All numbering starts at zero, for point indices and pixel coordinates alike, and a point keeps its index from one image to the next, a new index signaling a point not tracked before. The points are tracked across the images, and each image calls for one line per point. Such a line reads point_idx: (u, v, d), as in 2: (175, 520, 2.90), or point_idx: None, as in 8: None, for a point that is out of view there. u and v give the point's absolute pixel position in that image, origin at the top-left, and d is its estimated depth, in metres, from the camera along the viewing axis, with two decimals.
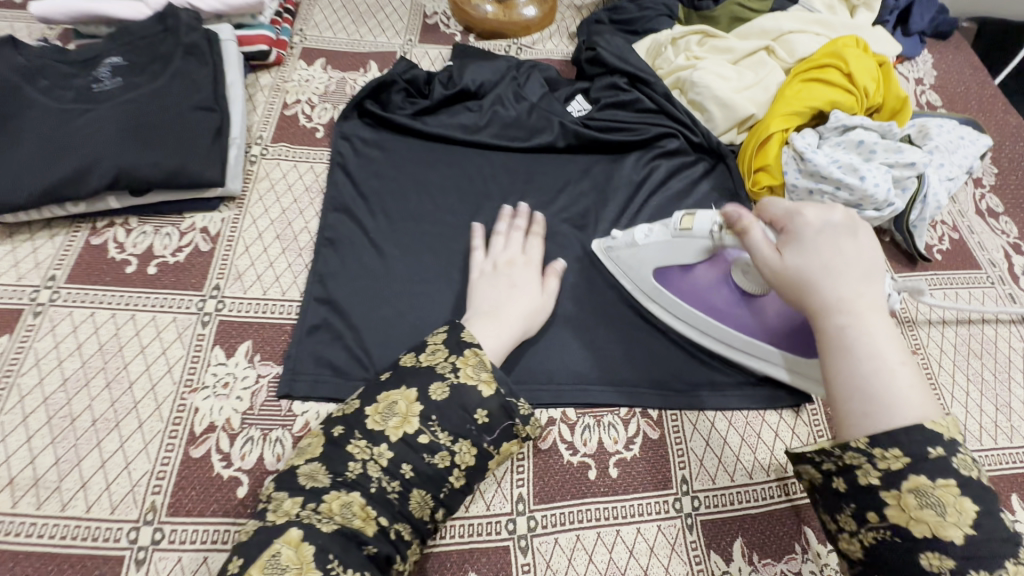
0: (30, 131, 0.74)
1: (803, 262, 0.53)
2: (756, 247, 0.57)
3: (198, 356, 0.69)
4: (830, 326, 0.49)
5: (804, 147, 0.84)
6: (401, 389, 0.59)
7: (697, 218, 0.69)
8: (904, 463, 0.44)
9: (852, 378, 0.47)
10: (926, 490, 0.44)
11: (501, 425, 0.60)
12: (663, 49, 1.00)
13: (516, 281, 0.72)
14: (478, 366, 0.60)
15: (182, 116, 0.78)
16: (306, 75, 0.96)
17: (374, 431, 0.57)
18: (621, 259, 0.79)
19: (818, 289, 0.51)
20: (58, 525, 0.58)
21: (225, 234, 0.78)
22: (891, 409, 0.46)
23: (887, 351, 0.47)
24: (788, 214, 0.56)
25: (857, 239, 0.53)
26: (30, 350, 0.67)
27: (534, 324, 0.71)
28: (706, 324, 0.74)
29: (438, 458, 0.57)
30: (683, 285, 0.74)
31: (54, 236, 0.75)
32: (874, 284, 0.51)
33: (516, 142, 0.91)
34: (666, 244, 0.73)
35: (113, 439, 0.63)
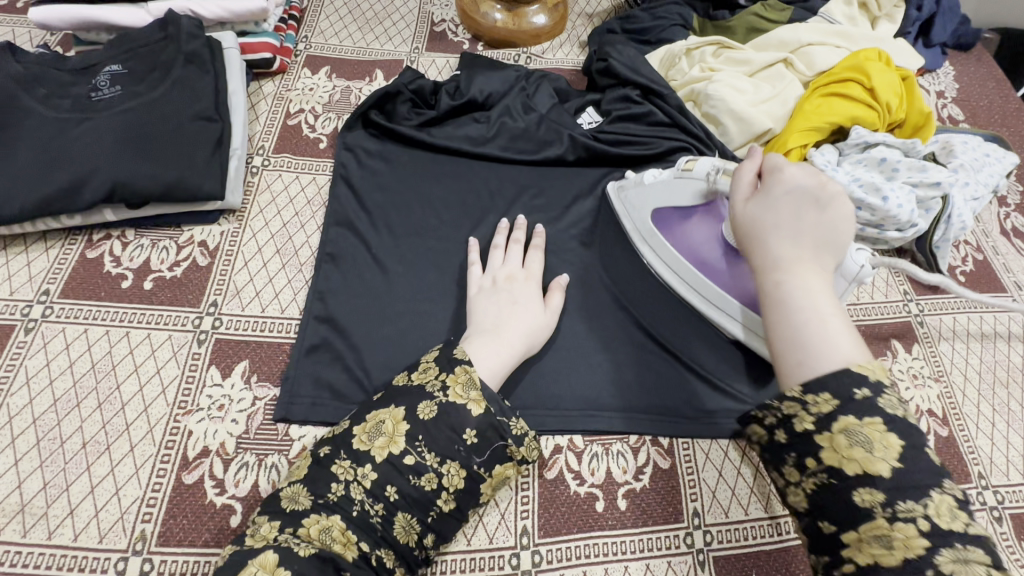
0: (26, 140, 0.72)
1: (761, 218, 0.55)
2: (733, 198, 0.59)
3: (193, 375, 0.66)
4: (769, 281, 0.52)
5: (824, 164, 0.81)
6: (388, 407, 0.57)
7: (700, 160, 0.70)
8: (833, 404, 0.45)
9: (782, 330, 0.50)
10: (855, 428, 0.43)
11: (491, 447, 0.56)
12: (678, 60, 0.97)
13: (517, 297, 0.69)
14: (467, 385, 0.57)
15: (180, 127, 0.76)
16: (310, 84, 0.94)
17: (358, 451, 0.54)
18: (629, 200, 0.81)
19: (765, 246, 0.53)
20: (44, 555, 0.56)
21: (224, 248, 0.76)
22: (815, 361, 0.47)
23: (820, 308, 0.49)
24: (772, 169, 0.57)
25: (824, 204, 0.53)
26: (20, 367, 0.65)
27: (537, 344, 0.68)
28: (690, 274, 0.73)
29: (424, 480, 0.54)
30: (677, 230, 0.74)
31: (49, 249, 0.73)
32: (828, 244, 0.52)
33: (523, 154, 0.88)
34: (668, 185, 0.74)
35: (103, 464, 0.60)
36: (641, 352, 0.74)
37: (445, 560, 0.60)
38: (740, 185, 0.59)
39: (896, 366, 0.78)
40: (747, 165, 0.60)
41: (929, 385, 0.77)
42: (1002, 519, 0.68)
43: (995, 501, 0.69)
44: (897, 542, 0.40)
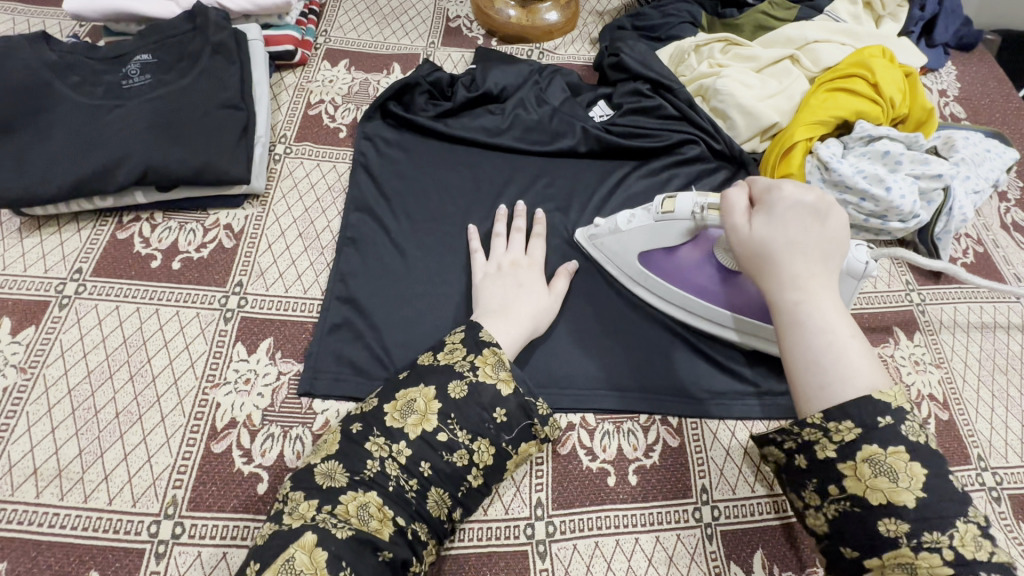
0: (62, 125, 0.75)
1: (769, 237, 0.55)
2: (731, 221, 0.59)
3: (221, 351, 0.69)
4: (788, 302, 0.52)
5: (828, 156, 0.84)
6: (419, 386, 0.59)
7: (678, 200, 0.69)
8: (857, 434, 0.47)
9: (805, 353, 0.50)
10: (878, 458, 0.46)
11: (520, 425, 0.60)
12: (687, 56, 1.00)
13: (522, 281, 0.72)
14: (497, 366, 0.60)
15: (209, 115, 0.79)
16: (330, 76, 0.96)
17: (392, 429, 0.56)
18: (606, 246, 0.79)
19: (779, 266, 0.53)
20: (81, 517, 0.58)
21: (248, 231, 0.79)
22: (842, 383, 0.48)
23: (840, 328, 0.50)
24: (766, 190, 0.58)
25: (824, 223, 0.55)
26: (55, 341, 0.68)
27: (542, 324, 0.70)
28: (692, 304, 0.75)
29: (456, 456, 0.56)
30: (668, 266, 0.75)
31: (81, 230, 0.76)
32: (829, 263, 0.54)
33: (537, 146, 0.91)
34: (650, 228, 0.73)
35: (136, 432, 0.63)
36: (653, 336, 0.77)
37: (463, 528, 0.62)
38: (737, 208, 0.59)
39: (899, 352, 0.80)
40: (737, 188, 0.61)
41: (930, 371, 0.79)
42: (1001, 499, 0.70)
43: (994, 481, 0.71)
44: (921, 569, 0.43)
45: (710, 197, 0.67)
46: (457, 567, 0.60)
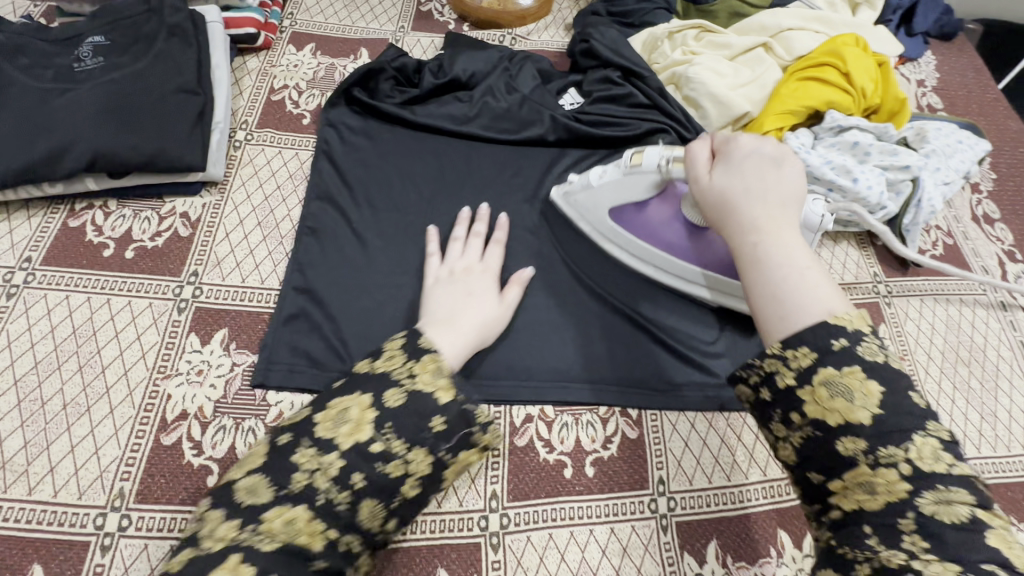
0: (8, 108, 0.72)
1: (726, 184, 0.57)
2: (693, 174, 0.61)
3: (173, 342, 0.68)
4: (747, 241, 0.53)
5: (798, 147, 0.83)
6: (354, 394, 0.54)
7: (646, 153, 0.70)
8: (812, 358, 0.44)
9: (763, 283, 0.50)
10: (834, 379, 0.43)
11: (459, 434, 0.55)
12: (660, 43, 0.98)
13: (473, 289, 0.70)
14: (436, 373, 0.56)
15: (164, 100, 0.77)
16: (295, 60, 0.94)
17: (318, 439, 0.52)
18: (579, 203, 0.81)
19: (736, 207, 0.55)
20: (24, 510, 0.57)
21: (206, 220, 0.77)
22: (800, 309, 0.47)
23: (796, 259, 0.50)
24: (725, 144, 0.61)
25: (780, 170, 0.57)
26: (3, 330, 0.66)
27: (490, 335, 0.68)
28: (665, 262, 0.78)
29: (391, 467, 0.52)
30: (639, 223, 0.77)
31: (31, 218, 0.74)
32: (788, 206, 0.55)
33: (505, 134, 0.89)
34: (619, 182, 0.74)
35: (84, 424, 0.62)
36: (617, 329, 0.76)
37: (416, 521, 0.62)
38: (698, 160, 0.61)
39: None
40: (700, 144, 0.63)
41: None
42: None
43: None
44: (881, 488, 0.40)
45: (676, 150, 0.69)
46: (409, 559, 0.60)
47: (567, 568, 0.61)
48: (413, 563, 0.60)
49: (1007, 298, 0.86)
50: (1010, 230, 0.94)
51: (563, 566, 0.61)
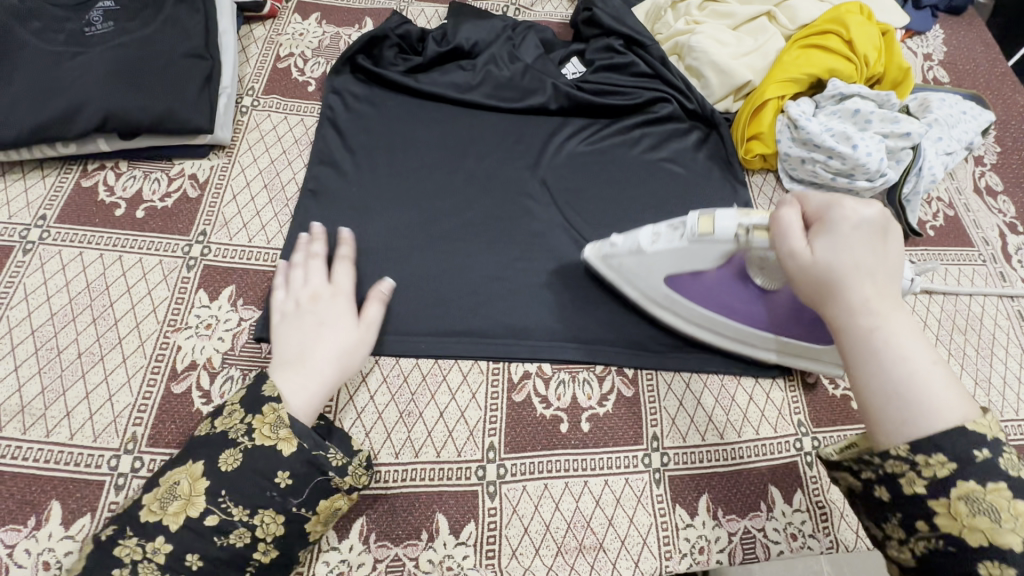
0: (21, 70, 0.74)
1: (834, 259, 0.47)
2: (784, 243, 0.51)
3: (183, 297, 0.70)
4: (861, 328, 0.45)
5: (798, 114, 0.84)
6: (185, 465, 0.55)
7: (717, 221, 0.60)
8: (950, 469, 0.41)
9: (885, 382, 0.43)
10: (976, 496, 0.40)
11: (310, 484, 0.56)
12: (664, 14, 0.98)
13: (322, 317, 0.65)
14: (275, 424, 0.57)
15: (172, 64, 0.79)
16: (301, 29, 0.95)
17: (146, 522, 0.53)
18: (626, 265, 0.71)
19: (846, 287, 0.46)
20: (43, 450, 0.60)
21: (214, 181, 0.79)
22: (928, 413, 0.42)
23: (920, 354, 0.44)
24: (823, 208, 0.50)
25: (888, 234, 0.48)
26: (19, 284, 0.69)
27: (355, 361, 0.64)
28: (727, 326, 0.71)
29: (234, 537, 0.54)
30: (697, 289, 0.69)
31: (46, 177, 0.76)
32: (896, 279, 0.47)
33: (507, 102, 0.90)
34: (679, 250, 0.64)
35: (98, 372, 0.65)
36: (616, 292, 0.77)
37: (414, 468, 0.64)
38: (790, 225, 0.51)
39: None
40: (787, 207, 0.52)
41: None
42: None
43: None
44: None
45: (753, 215, 0.59)
46: (408, 504, 0.62)
47: (562, 516, 0.63)
48: (411, 509, 0.62)
49: (1007, 268, 0.86)
50: (1012, 202, 0.94)
51: (558, 514, 0.63)
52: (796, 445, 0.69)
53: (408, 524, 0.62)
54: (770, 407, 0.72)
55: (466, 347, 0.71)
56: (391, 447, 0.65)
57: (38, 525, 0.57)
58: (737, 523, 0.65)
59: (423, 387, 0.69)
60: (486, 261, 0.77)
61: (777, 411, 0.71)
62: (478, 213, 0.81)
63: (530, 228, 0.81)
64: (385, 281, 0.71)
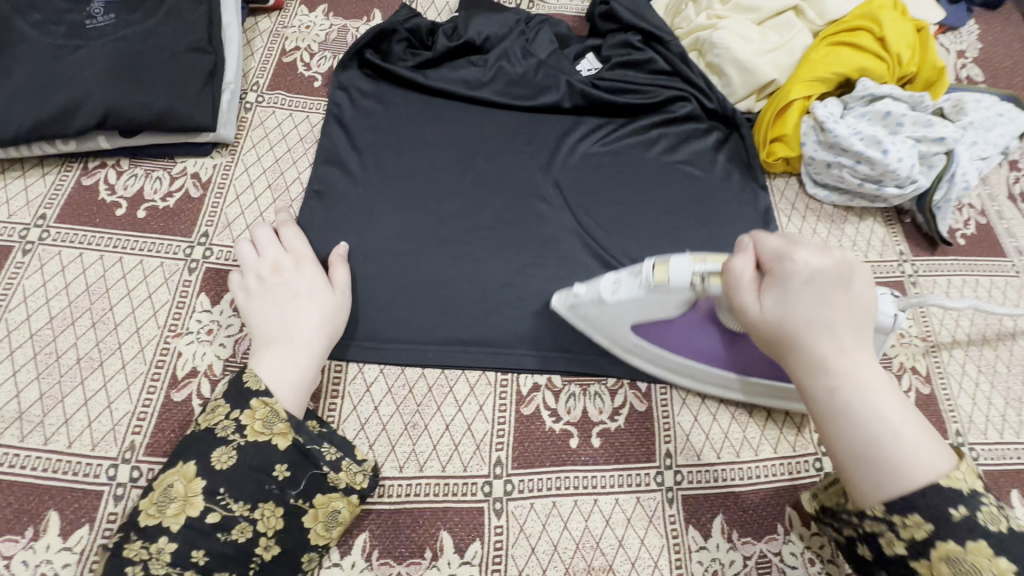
0: (20, 64, 0.72)
1: (788, 318, 0.49)
2: (739, 298, 0.53)
3: (184, 301, 0.68)
4: (823, 386, 0.48)
5: (826, 117, 0.80)
6: (177, 467, 0.54)
7: (673, 268, 0.57)
8: (928, 530, 0.44)
9: (858, 443, 0.46)
10: (958, 556, 0.43)
11: (307, 475, 0.56)
12: (684, 8, 0.94)
13: (295, 288, 0.65)
14: (267, 418, 0.56)
15: (175, 58, 0.76)
16: (307, 21, 0.92)
17: (146, 527, 0.52)
18: (589, 316, 0.67)
19: (806, 346, 0.49)
20: (40, 458, 0.59)
21: (217, 180, 0.77)
22: (900, 472, 0.45)
23: (888, 410, 0.46)
24: (775, 258, 0.52)
25: (847, 283, 0.50)
26: (19, 286, 0.67)
27: (337, 325, 0.65)
28: (699, 370, 0.67)
29: (236, 533, 0.53)
30: (667, 337, 0.65)
31: (46, 175, 0.74)
32: (861, 330, 0.49)
33: (520, 100, 0.87)
34: (639, 300, 0.61)
35: (97, 378, 0.63)
36: None
37: (419, 483, 0.62)
38: (744, 279, 0.53)
39: None
40: (740, 255, 0.54)
41: (915, 344, 0.76)
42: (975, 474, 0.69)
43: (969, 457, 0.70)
44: None
45: (707, 260, 0.56)
46: (413, 520, 0.61)
47: (570, 536, 0.61)
48: (416, 526, 0.60)
49: None
50: None
51: (566, 534, 0.61)
52: (815, 465, 0.67)
53: (411, 542, 0.60)
54: (789, 425, 0.69)
55: (474, 357, 0.69)
56: (394, 461, 0.63)
57: (36, 536, 0.56)
58: (752, 546, 0.62)
59: (429, 398, 0.67)
60: (496, 267, 0.75)
61: (797, 428, 0.68)
62: (488, 216, 0.78)
63: (541, 232, 0.78)
64: (341, 244, 0.72)
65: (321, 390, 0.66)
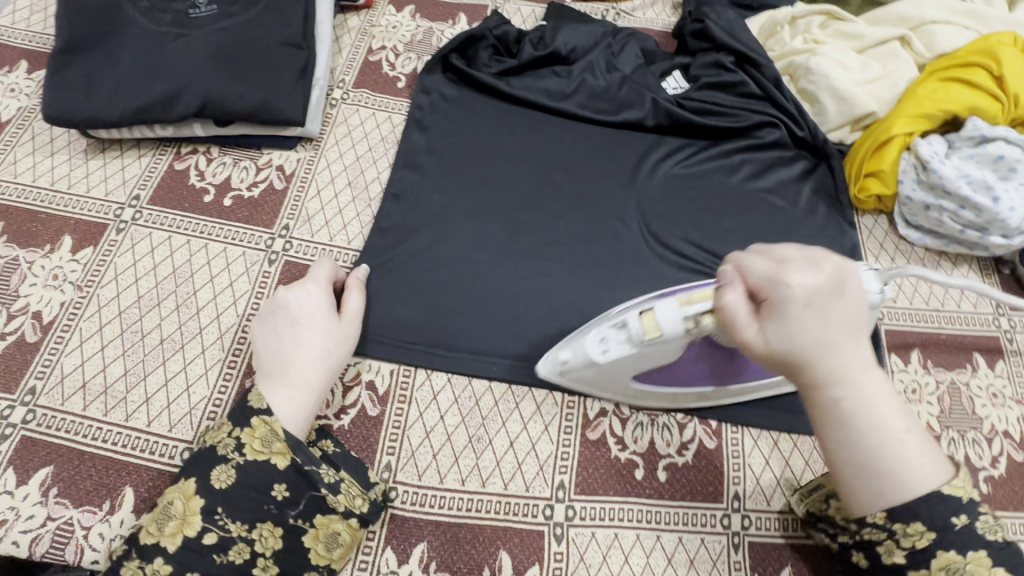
0: (126, 50, 0.74)
1: (793, 347, 0.45)
2: (737, 331, 0.47)
3: (263, 291, 0.70)
4: (829, 402, 0.47)
5: (930, 155, 0.76)
6: (178, 484, 0.52)
7: (660, 319, 0.52)
8: (929, 539, 0.47)
9: (861, 456, 0.47)
10: (957, 567, 0.46)
11: (307, 496, 0.54)
12: (779, 29, 0.90)
13: (297, 317, 0.62)
14: (268, 437, 0.54)
15: (270, 53, 0.77)
16: (394, 21, 0.93)
17: (145, 546, 0.50)
18: (583, 376, 0.64)
19: (813, 370, 0.46)
20: (121, 434, 0.61)
21: (300, 174, 0.78)
22: (902, 480, 0.47)
23: (889, 420, 0.47)
24: (769, 284, 0.46)
25: (845, 297, 0.47)
26: (111, 264, 0.69)
27: (339, 358, 0.62)
28: (692, 394, 0.66)
29: (233, 554, 0.51)
30: (667, 376, 0.63)
31: (142, 156, 0.77)
32: (861, 341, 0.47)
33: (602, 115, 0.85)
34: (633, 356, 0.57)
35: (178, 361, 0.65)
36: None
37: (480, 499, 0.61)
38: (741, 311, 0.47)
39: (975, 382, 0.72)
40: (730, 288, 0.48)
41: (1009, 406, 0.71)
42: None
43: None
44: None
45: (693, 301, 0.52)
46: (471, 536, 0.60)
47: (631, 570, 0.60)
48: (474, 542, 0.60)
49: None
50: None
51: (627, 568, 0.60)
52: None
53: (471, 558, 0.59)
54: None
55: (542, 375, 0.68)
56: (457, 473, 0.62)
57: (112, 510, 0.57)
58: None
59: (495, 412, 0.66)
60: (567, 284, 0.73)
61: None
62: (562, 231, 0.77)
63: (616, 253, 0.76)
64: (359, 270, 0.70)
65: (390, 394, 0.66)
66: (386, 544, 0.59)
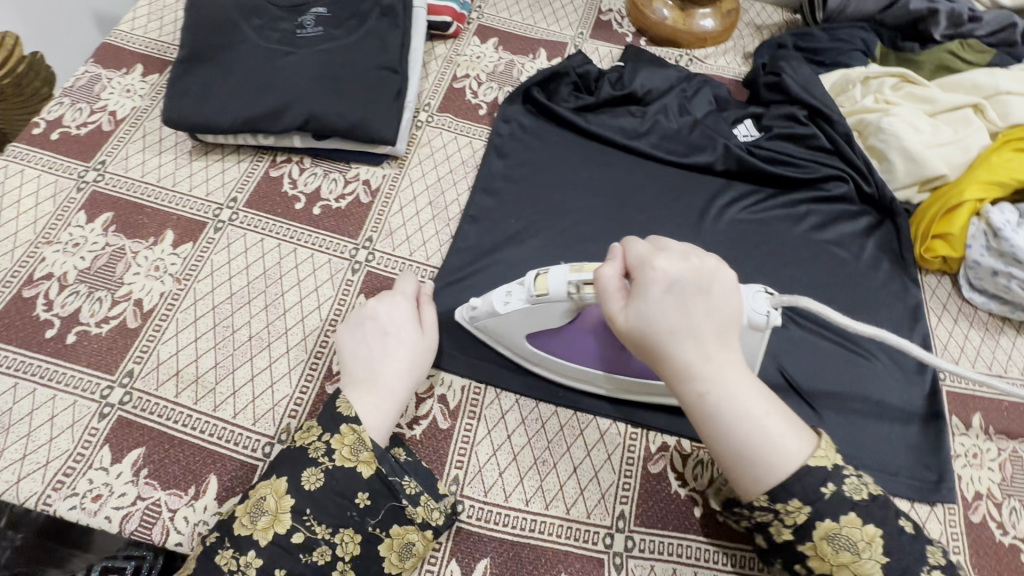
0: (238, 63, 0.80)
1: (651, 327, 0.51)
2: (608, 308, 0.54)
3: (346, 298, 0.73)
4: (693, 390, 0.51)
5: (1002, 223, 0.77)
6: (270, 480, 0.55)
7: (551, 278, 0.59)
8: (807, 513, 0.48)
9: (730, 441, 0.50)
10: (836, 533, 0.48)
11: (386, 506, 0.56)
12: (851, 87, 0.93)
13: (386, 328, 0.65)
14: (355, 446, 0.57)
15: (369, 74, 0.82)
16: (478, 52, 0.98)
17: (238, 536, 0.52)
18: (487, 328, 0.68)
19: (674, 356, 0.51)
20: (208, 424, 0.64)
21: (384, 189, 0.82)
22: (772, 462, 0.49)
23: (753, 406, 0.50)
24: (639, 268, 0.54)
25: (704, 289, 0.52)
26: (207, 260, 0.74)
27: (421, 371, 0.65)
28: (583, 373, 0.68)
29: (316, 555, 0.53)
30: (562, 347, 0.66)
31: (240, 161, 0.82)
32: (724, 333, 0.52)
33: (674, 156, 0.88)
34: (527, 311, 0.63)
35: (264, 358, 0.68)
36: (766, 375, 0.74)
37: (543, 520, 0.63)
38: (613, 290, 0.54)
39: None
40: (609, 265, 0.55)
41: None
42: None
43: None
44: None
45: (583, 270, 0.58)
46: (534, 558, 0.61)
47: None
48: (537, 563, 0.61)
49: None
50: None
51: None
52: None
53: None
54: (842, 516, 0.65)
55: (606, 406, 0.69)
56: (522, 493, 0.64)
57: (196, 495, 0.60)
58: None
59: (560, 437, 0.68)
60: None
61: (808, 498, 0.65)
62: None
63: None
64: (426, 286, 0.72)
65: (460, 410, 0.68)
66: (451, 556, 0.61)
